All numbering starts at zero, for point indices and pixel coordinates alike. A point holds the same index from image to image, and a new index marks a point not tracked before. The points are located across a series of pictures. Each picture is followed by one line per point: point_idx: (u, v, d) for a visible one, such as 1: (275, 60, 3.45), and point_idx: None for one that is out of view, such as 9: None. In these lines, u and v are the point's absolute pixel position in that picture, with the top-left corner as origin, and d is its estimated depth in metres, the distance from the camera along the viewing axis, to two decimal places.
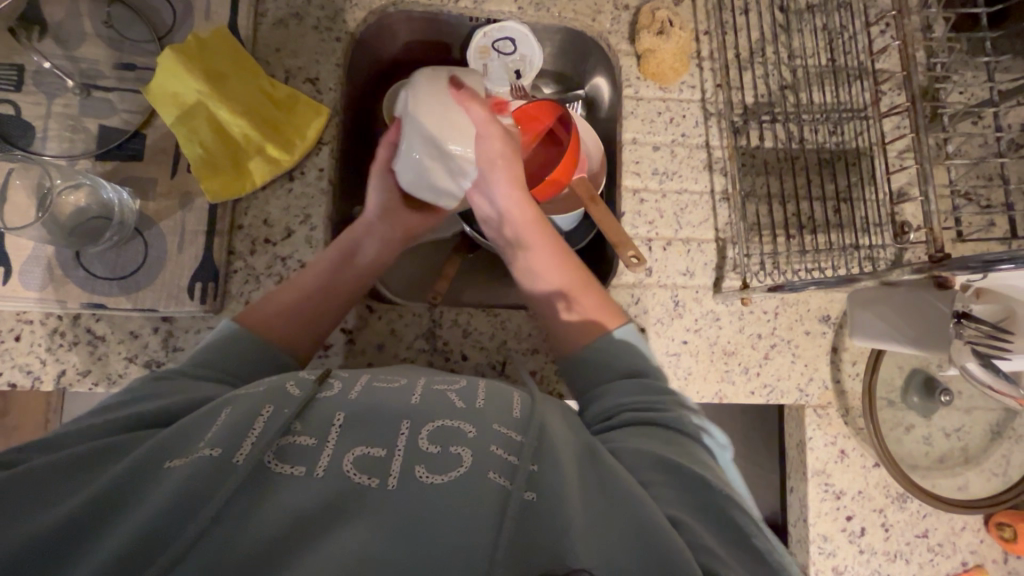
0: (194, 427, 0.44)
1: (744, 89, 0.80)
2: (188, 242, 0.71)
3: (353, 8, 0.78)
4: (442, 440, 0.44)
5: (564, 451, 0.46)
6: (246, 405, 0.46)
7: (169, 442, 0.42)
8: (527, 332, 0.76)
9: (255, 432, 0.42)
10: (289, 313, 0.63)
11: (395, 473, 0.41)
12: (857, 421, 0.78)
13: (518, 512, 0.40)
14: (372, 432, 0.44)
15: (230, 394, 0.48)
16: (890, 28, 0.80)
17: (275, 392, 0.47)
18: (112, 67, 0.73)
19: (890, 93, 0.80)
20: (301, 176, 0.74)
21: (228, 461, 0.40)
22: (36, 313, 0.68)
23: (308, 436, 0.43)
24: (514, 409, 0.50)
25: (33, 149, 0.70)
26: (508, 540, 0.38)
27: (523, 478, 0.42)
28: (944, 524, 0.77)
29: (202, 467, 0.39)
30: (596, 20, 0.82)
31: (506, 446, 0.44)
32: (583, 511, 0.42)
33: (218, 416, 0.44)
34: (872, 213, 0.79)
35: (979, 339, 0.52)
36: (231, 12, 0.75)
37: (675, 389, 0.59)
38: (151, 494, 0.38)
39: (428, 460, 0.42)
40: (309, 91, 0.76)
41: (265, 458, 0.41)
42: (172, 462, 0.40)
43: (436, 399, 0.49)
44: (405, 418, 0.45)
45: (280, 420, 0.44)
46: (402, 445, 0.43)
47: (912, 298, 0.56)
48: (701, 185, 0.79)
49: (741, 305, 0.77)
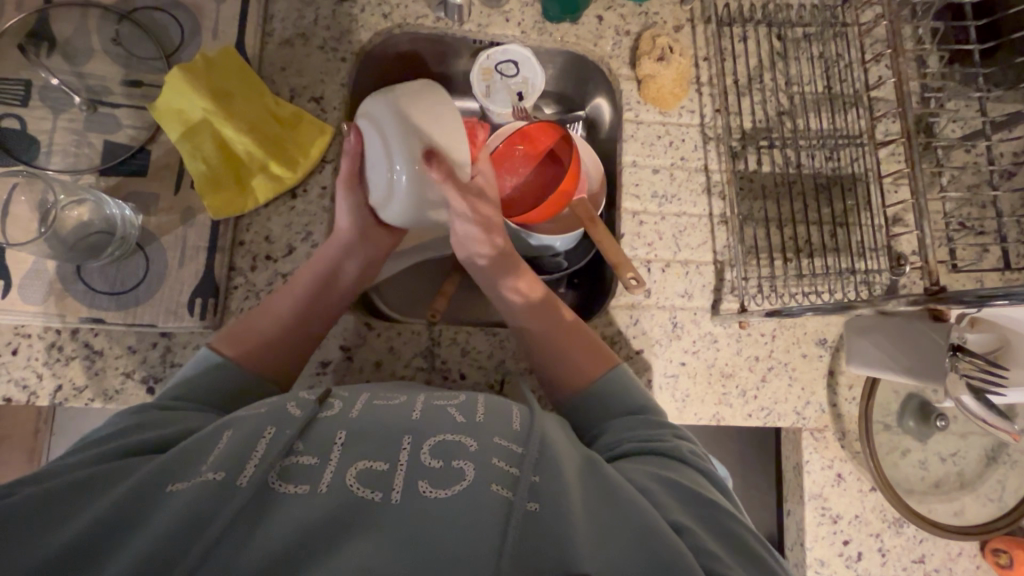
0: (197, 450, 0.44)
1: (742, 114, 0.82)
2: (189, 258, 0.71)
3: (359, 29, 0.79)
4: (443, 454, 0.44)
5: (567, 464, 0.46)
6: (248, 426, 0.46)
7: (171, 464, 0.42)
8: (526, 351, 0.76)
9: (258, 454, 0.42)
10: (270, 340, 0.63)
11: (398, 487, 0.41)
12: (853, 444, 0.78)
13: (521, 525, 0.39)
14: (374, 448, 0.44)
15: (232, 415, 0.49)
16: (885, 57, 0.82)
17: (277, 412, 0.47)
18: (118, 83, 0.74)
19: (885, 121, 0.81)
20: (304, 194, 0.75)
21: (232, 484, 0.40)
22: (35, 327, 0.68)
23: (310, 455, 0.43)
24: (513, 422, 0.50)
25: (37, 163, 0.71)
26: (512, 554, 0.38)
27: (525, 489, 0.42)
28: (940, 549, 0.77)
29: (205, 490, 0.39)
30: (597, 45, 0.83)
31: (507, 459, 0.44)
32: (586, 522, 0.42)
33: (221, 437, 0.44)
34: (867, 237, 0.80)
35: (973, 372, 0.53)
36: (239, 32, 0.76)
37: (670, 421, 0.59)
38: (155, 517, 0.38)
39: (429, 474, 0.42)
40: (313, 110, 0.77)
41: (268, 479, 0.41)
42: (175, 486, 0.40)
43: (437, 415, 0.49)
44: (406, 434, 0.45)
45: (282, 440, 0.44)
46: (404, 460, 0.43)
47: (905, 328, 0.55)
48: (699, 208, 0.80)
49: (739, 327, 0.78)
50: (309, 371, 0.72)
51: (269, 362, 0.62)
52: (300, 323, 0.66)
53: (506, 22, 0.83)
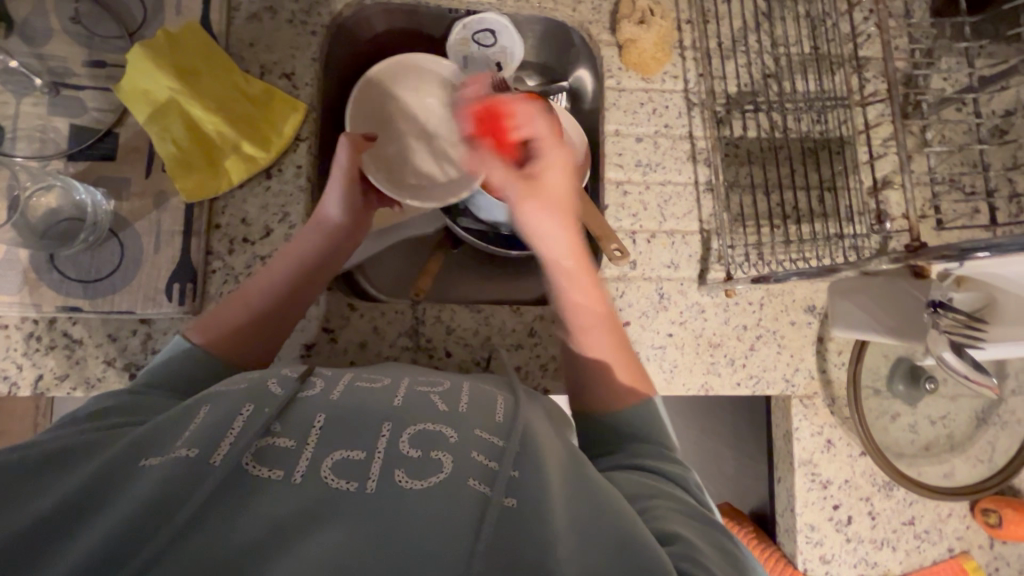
0: (172, 426, 0.43)
1: (727, 78, 0.80)
2: (164, 243, 0.70)
3: (329, 1, 0.76)
4: (423, 444, 0.43)
5: (547, 458, 0.46)
6: (225, 404, 0.45)
7: (143, 442, 0.42)
8: (512, 327, 0.75)
9: (234, 432, 0.42)
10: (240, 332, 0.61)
11: (374, 476, 0.40)
12: (843, 410, 0.77)
13: (496, 518, 0.39)
14: (351, 436, 0.43)
15: (209, 392, 0.48)
16: (872, 14, 0.80)
17: (256, 392, 0.47)
18: (82, 64, 0.71)
19: (873, 81, 0.80)
20: (278, 174, 0.73)
21: (205, 461, 0.39)
22: (11, 317, 0.67)
23: (286, 437, 0.42)
24: (497, 415, 0.50)
25: (2, 149, 0.69)
26: (488, 545, 0.37)
27: (503, 483, 0.41)
28: (930, 511, 0.78)
29: (179, 467, 0.38)
30: (576, 10, 0.80)
31: (487, 453, 0.44)
32: (564, 514, 0.41)
33: (198, 413, 0.44)
34: (856, 200, 0.79)
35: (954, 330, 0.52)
36: (203, 7, 0.73)
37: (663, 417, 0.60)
38: (127, 493, 0.37)
39: (408, 464, 0.42)
40: (284, 86, 0.75)
41: (243, 459, 0.40)
42: (147, 461, 0.40)
43: (421, 403, 0.49)
44: (386, 421, 0.45)
45: (260, 420, 0.43)
46: (382, 448, 0.42)
47: (889, 287, 0.57)
48: (685, 176, 0.79)
49: (726, 296, 0.77)
50: (293, 353, 0.71)
51: (242, 356, 0.60)
52: (274, 313, 0.64)
53: None
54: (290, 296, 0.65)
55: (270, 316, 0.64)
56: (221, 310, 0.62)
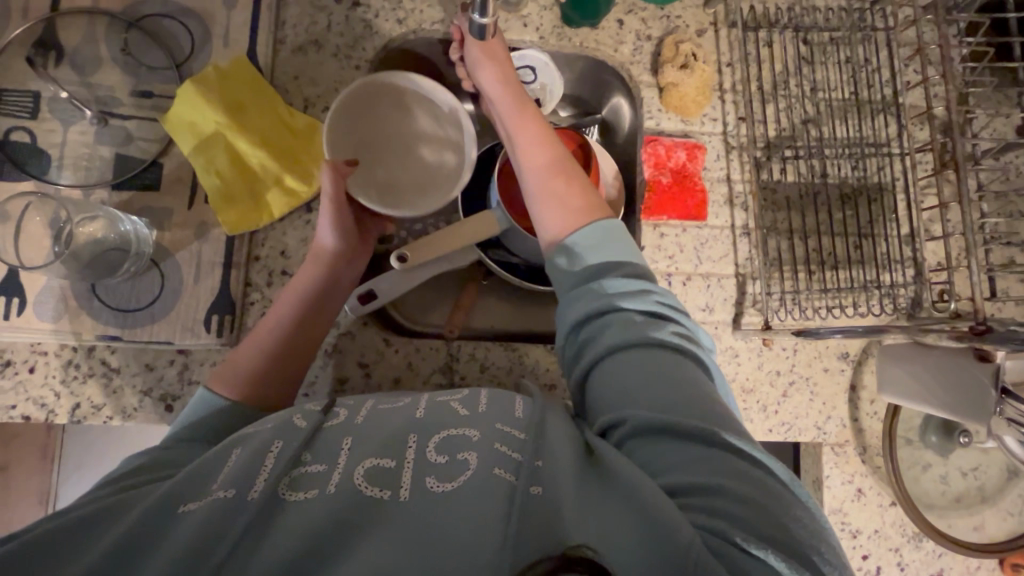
0: (206, 466, 0.43)
1: (767, 122, 0.80)
2: (204, 274, 0.70)
3: (373, 35, 0.77)
4: (449, 449, 0.45)
5: (564, 446, 0.47)
6: (255, 440, 0.45)
7: (180, 483, 0.42)
8: (545, 366, 0.75)
9: (267, 466, 0.42)
10: (263, 375, 0.61)
11: (406, 484, 0.42)
12: (874, 460, 0.77)
13: (522, 511, 0.40)
14: (380, 446, 0.45)
15: (239, 433, 0.47)
16: (914, 62, 0.80)
17: (282, 427, 0.46)
18: (129, 93, 0.72)
19: (913, 128, 0.80)
20: (318, 208, 0.73)
21: (241, 499, 0.40)
22: (51, 345, 0.68)
23: (318, 462, 0.43)
24: (516, 410, 0.50)
25: (48, 177, 0.69)
26: (518, 539, 0.39)
27: (527, 473, 0.43)
28: (959, 563, 0.77)
29: (216, 509, 0.39)
30: (617, 51, 0.81)
31: (509, 444, 0.45)
32: (581, 497, 0.43)
33: (228, 455, 0.44)
34: (893, 248, 0.79)
35: (1018, 418, 0.56)
36: (250, 40, 0.74)
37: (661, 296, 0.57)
38: (168, 538, 0.38)
39: (437, 470, 0.43)
40: (327, 120, 0.75)
41: (280, 488, 0.41)
42: (186, 506, 0.40)
43: (439, 411, 0.49)
44: (411, 432, 0.46)
45: (289, 450, 0.43)
46: (411, 457, 0.44)
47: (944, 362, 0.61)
48: (721, 220, 0.79)
49: (761, 342, 0.77)
50: (328, 387, 0.72)
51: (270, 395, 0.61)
52: (292, 348, 0.64)
53: (524, 28, 0.80)
54: (303, 327, 0.65)
55: (288, 352, 0.64)
56: (239, 355, 0.62)
